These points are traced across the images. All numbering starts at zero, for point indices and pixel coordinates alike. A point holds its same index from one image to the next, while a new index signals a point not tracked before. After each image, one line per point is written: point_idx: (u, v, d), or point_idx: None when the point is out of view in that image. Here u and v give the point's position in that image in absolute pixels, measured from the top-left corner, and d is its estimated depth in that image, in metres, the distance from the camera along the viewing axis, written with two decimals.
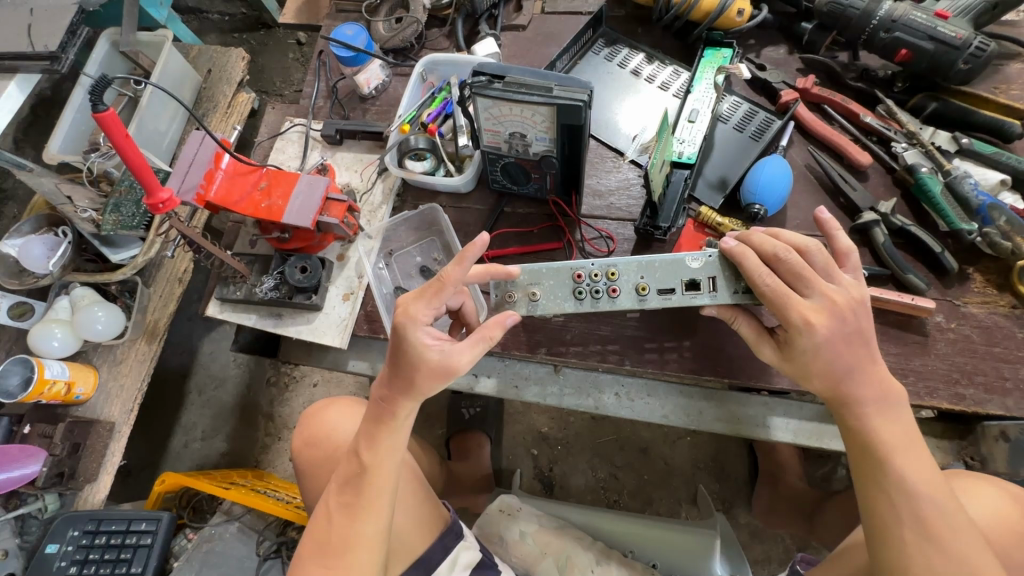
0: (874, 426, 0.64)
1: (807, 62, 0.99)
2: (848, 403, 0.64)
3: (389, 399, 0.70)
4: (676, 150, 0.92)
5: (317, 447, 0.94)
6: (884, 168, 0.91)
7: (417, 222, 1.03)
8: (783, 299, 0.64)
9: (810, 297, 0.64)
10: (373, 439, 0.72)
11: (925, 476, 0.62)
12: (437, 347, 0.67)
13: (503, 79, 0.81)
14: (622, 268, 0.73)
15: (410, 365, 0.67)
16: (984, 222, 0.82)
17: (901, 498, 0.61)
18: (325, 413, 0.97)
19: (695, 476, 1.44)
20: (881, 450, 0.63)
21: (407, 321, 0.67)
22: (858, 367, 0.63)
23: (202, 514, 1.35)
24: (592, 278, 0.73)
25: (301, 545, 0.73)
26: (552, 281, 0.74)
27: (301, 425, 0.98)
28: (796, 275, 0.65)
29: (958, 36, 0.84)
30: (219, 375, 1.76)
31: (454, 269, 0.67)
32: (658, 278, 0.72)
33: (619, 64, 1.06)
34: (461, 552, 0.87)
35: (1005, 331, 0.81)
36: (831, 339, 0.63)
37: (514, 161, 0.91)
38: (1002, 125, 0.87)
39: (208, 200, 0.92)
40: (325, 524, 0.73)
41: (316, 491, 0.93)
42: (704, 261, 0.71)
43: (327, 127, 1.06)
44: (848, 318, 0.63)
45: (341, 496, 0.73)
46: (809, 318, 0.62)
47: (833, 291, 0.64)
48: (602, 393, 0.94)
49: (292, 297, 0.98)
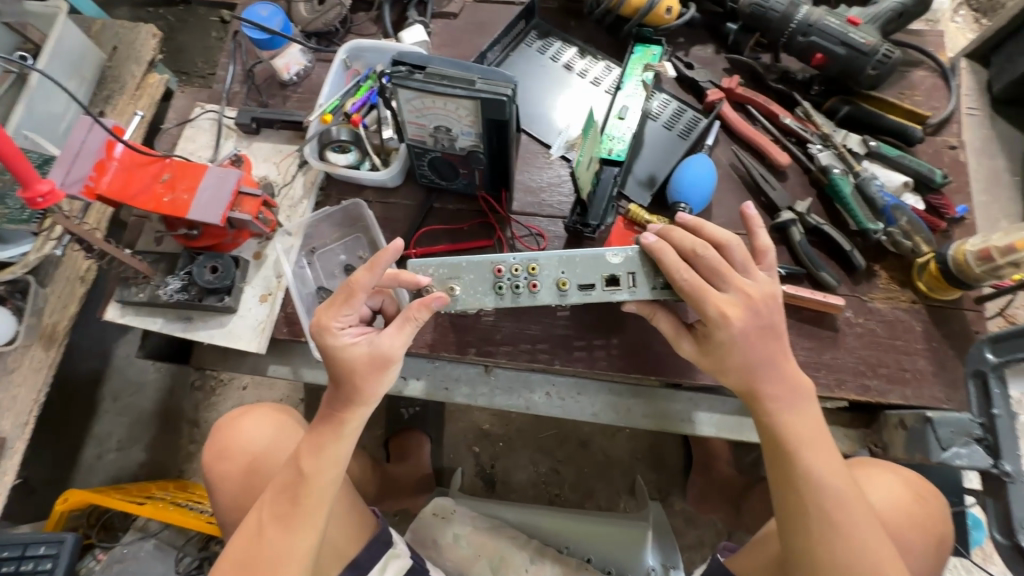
0: (784, 420, 0.65)
1: (732, 62, 1.00)
2: (759, 397, 0.66)
3: (329, 408, 0.67)
4: (607, 146, 0.93)
5: (232, 459, 0.87)
6: (802, 168, 0.94)
7: (340, 218, 0.97)
8: (700, 293, 0.64)
9: (725, 291, 0.65)
10: (319, 450, 0.67)
11: (830, 466, 0.64)
12: (361, 344, 0.65)
13: (424, 69, 0.77)
14: (544, 262, 0.70)
15: (346, 372, 0.65)
16: (889, 222, 0.86)
17: (807, 489, 0.63)
18: (240, 423, 0.90)
19: (633, 467, 1.48)
20: (792, 444, 0.65)
21: (320, 329, 0.64)
22: (771, 361, 0.65)
23: (113, 532, 1.25)
24: (512, 272, 0.69)
25: (221, 561, 0.67)
26: (472, 275, 0.70)
27: (212, 437, 0.89)
28: (713, 271, 0.65)
29: (867, 42, 0.87)
30: (136, 380, 1.65)
31: (365, 276, 0.63)
32: (579, 274, 0.69)
33: (551, 58, 1.04)
34: (390, 560, 0.83)
35: (907, 325, 0.86)
36: (745, 332, 0.64)
37: (440, 155, 0.88)
38: (906, 129, 0.91)
39: (99, 193, 0.83)
40: (252, 540, 0.67)
41: (232, 505, 0.86)
42: (625, 257, 0.69)
43: (242, 114, 0.99)
44: (762, 311, 0.64)
45: (275, 510, 0.67)
46: (725, 311, 0.63)
47: (749, 286, 0.65)
48: (532, 392, 0.93)
49: (202, 299, 0.90)
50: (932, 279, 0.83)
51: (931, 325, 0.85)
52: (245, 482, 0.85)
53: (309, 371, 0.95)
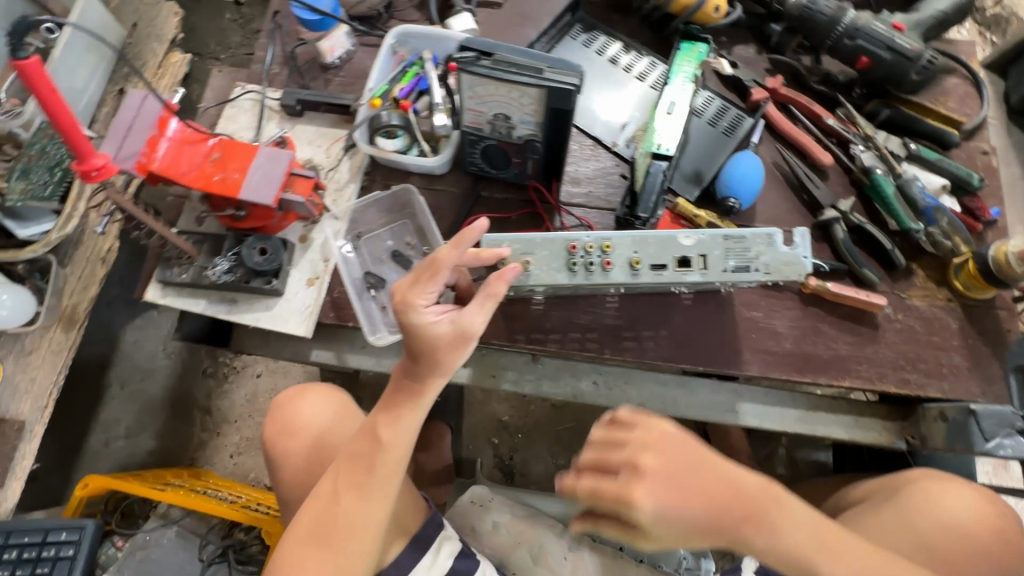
0: (778, 542, 0.64)
1: (774, 63, 1.02)
2: (748, 542, 0.64)
3: (411, 378, 0.69)
4: (654, 142, 0.91)
5: (287, 437, 0.86)
6: (842, 168, 0.96)
7: (388, 204, 0.97)
8: (627, 493, 0.60)
9: (626, 475, 0.61)
10: (400, 421, 0.69)
11: (837, 567, 0.64)
12: (444, 322, 0.66)
13: (491, 56, 0.77)
14: (617, 241, 0.72)
15: (429, 347, 0.66)
16: (928, 222, 0.89)
17: None
18: (300, 401, 0.89)
19: None
20: (802, 562, 0.64)
21: (405, 306, 0.66)
22: (728, 507, 0.62)
23: (132, 519, 1.24)
24: (586, 250, 0.72)
25: (291, 531, 0.68)
26: (545, 251, 0.72)
27: (270, 415, 0.88)
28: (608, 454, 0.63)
29: (912, 48, 0.90)
30: (145, 366, 1.61)
31: (449, 252, 0.65)
32: (651, 253, 0.72)
33: (597, 51, 1.05)
34: (443, 542, 0.83)
35: (943, 323, 0.89)
36: (678, 497, 0.60)
37: (495, 143, 0.88)
38: (943, 134, 0.95)
39: (151, 170, 0.81)
40: (326, 511, 0.68)
41: (290, 481, 0.84)
42: (697, 239, 0.71)
43: (287, 96, 0.98)
44: (674, 466, 0.61)
45: (352, 481, 0.68)
46: (643, 495, 0.60)
47: (650, 454, 0.62)
48: (579, 381, 0.94)
49: (249, 281, 0.89)
50: (969, 279, 0.87)
51: (967, 323, 0.88)
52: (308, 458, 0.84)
53: (353, 356, 0.94)
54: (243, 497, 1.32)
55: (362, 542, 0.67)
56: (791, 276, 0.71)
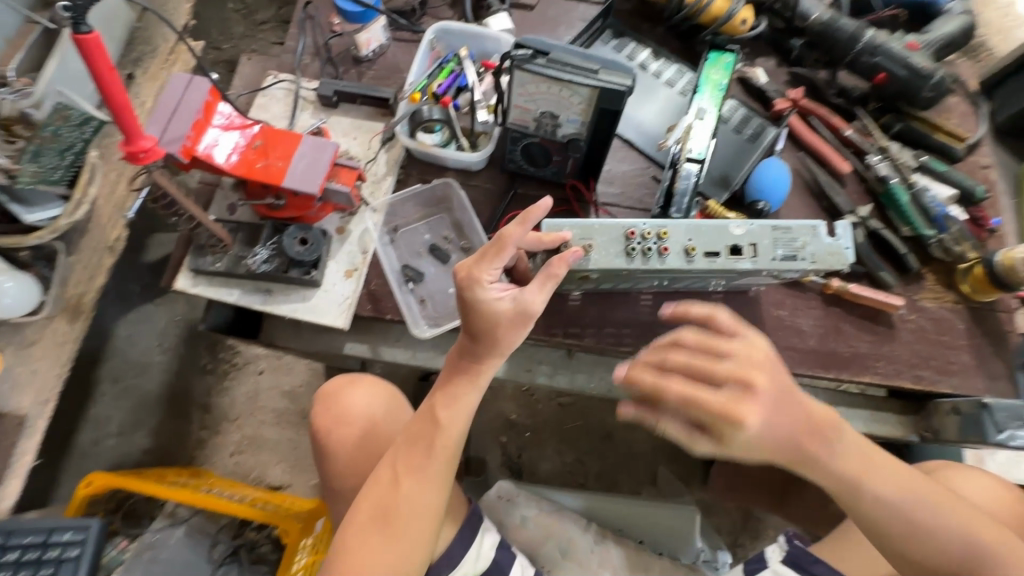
0: (834, 464, 0.69)
1: (794, 75, 1.08)
2: (809, 458, 0.69)
3: (467, 358, 0.71)
4: (687, 146, 0.94)
5: (339, 427, 0.86)
6: (858, 177, 1.02)
7: (425, 198, 0.97)
8: (692, 395, 0.65)
9: (722, 387, 0.65)
10: (459, 401, 0.70)
11: (891, 486, 0.70)
12: (505, 299, 0.67)
13: (546, 55, 0.79)
14: (672, 230, 0.77)
15: (491, 324, 0.67)
16: (940, 229, 0.95)
17: (880, 516, 0.70)
18: (348, 394, 0.88)
19: (655, 459, 1.53)
20: (853, 482, 0.70)
21: (471, 282, 0.66)
22: (797, 428, 0.67)
23: (137, 518, 1.20)
24: (644, 237, 0.76)
25: (354, 514, 0.70)
26: (604, 237, 0.76)
27: (319, 406, 0.88)
28: (695, 369, 0.66)
29: (926, 67, 0.97)
30: (140, 362, 1.55)
31: (516, 229, 0.66)
32: (704, 241, 0.77)
33: (627, 57, 1.08)
34: (484, 535, 0.85)
35: (951, 323, 0.95)
36: (760, 412, 0.65)
37: (538, 141, 0.90)
38: (949, 149, 1.01)
39: (195, 154, 0.79)
40: (387, 494, 0.69)
41: (344, 470, 0.85)
42: (747, 229, 0.78)
43: (324, 87, 0.97)
44: (768, 390, 0.65)
45: (412, 462, 0.70)
46: (742, 415, 0.64)
47: (738, 369, 0.65)
48: (613, 376, 0.96)
49: (287, 271, 0.88)
50: (976, 283, 0.92)
51: (973, 323, 0.94)
52: (364, 447, 0.85)
53: (388, 349, 0.93)
54: (251, 496, 1.28)
55: (424, 524, 0.68)
56: (833, 265, 0.77)
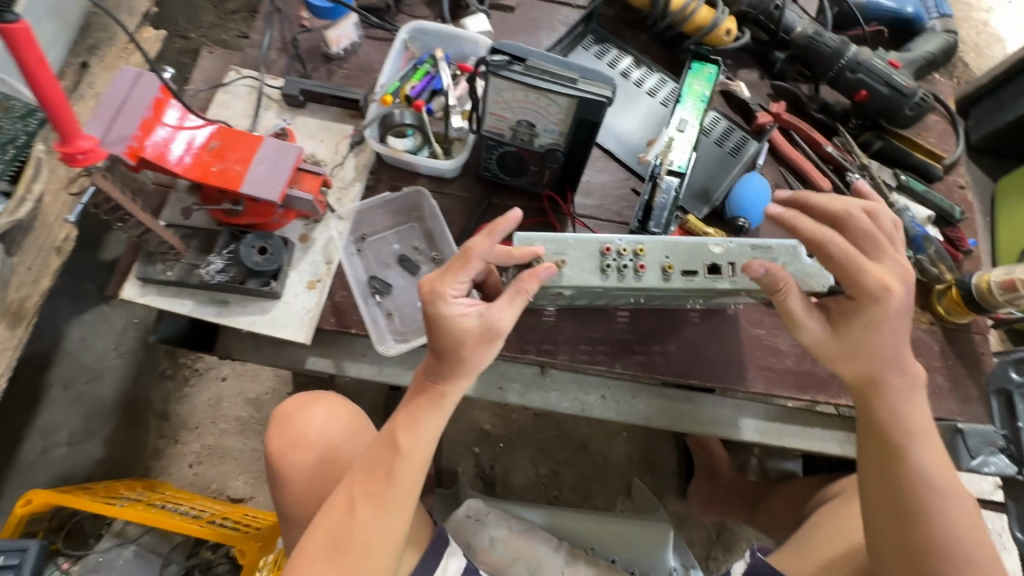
0: (898, 413, 0.70)
1: (777, 88, 1.06)
2: (877, 387, 0.70)
3: (431, 378, 0.66)
4: (668, 159, 0.91)
5: (295, 450, 0.82)
6: (838, 194, 1.00)
7: (396, 206, 0.93)
8: (856, 258, 0.67)
9: (879, 262, 0.68)
10: (424, 426, 0.66)
11: (936, 460, 0.69)
12: (470, 316, 0.63)
13: (523, 61, 0.75)
14: (649, 246, 0.74)
15: (455, 342, 0.63)
16: (918, 250, 0.94)
17: (915, 478, 0.68)
18: (311, 413, 0.84)
19: (630, 469, 1.52)
20: (901, 439, 0.69)
21: (433, 296, 0.63)
22: (900, 348, 0.69)
23: (82, 538, 1.12)
24: (619, 253, 0.73)
25: (307, 542, 0.64)
26: (579, 253, 0.73)
27: (279, 427, 0.84)
28: (864, 239, 0.69)
29: (907, 85, 0.96)
30: (93, 367, 1.46)
31: (483, 241, 0.64)
32: (683, 258, 0.74)
33: (609, 64, 1.05)
34: (449, 560, 0.81)
35: (926, 344, 0.93)
36: (902, 304, 0.67)
37: (514, 150, 0.86)
38: (928, 168, 1.01)
39: (143, 156, 0.74)
40: (342, 523, 0.64)
41: (297, 496, 0.80)
42: (727, 247, 0.74)
43: (289, 85, 0.92)
44: (908, 287, 0.68)
45: (371, 490, 0.65)
46: (887, 283, 0.67)
47: (901, 257, 0.69)
48: (587, 394, 0.93)
49: (244, 281, 0.82)
50: (951, 304, 0.92)
51: (947, 345, 0.93)
52: (320, 473, 0.80)
53: (351, 364, 0.88)
54: (207, 511, 1.22)
55: (378, 559, 0.63)
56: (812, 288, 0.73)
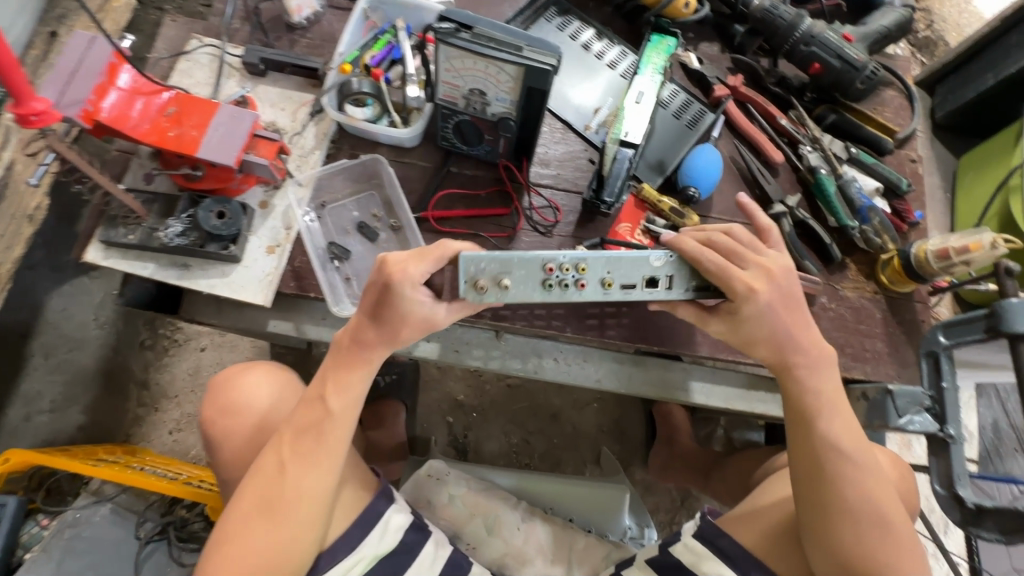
0: (808, 386, 0.75)
1: (735, 62, 1.07)
2: (788, 369, 0.75)
3: (359, 340, 0.72)
4: (622, 129, 0.93)
5: (224, 417, 0.85)
6: (791, 167, 1.03)
7: (355, 173, 0.95)
8: (725, 270, 0.72)
9: (747, 269, 0.73)
10: (342, 385, 0.72)
11: (847, 432, 0.73)
12: (425, 304, 0.70)
13: (470, 29, 0.77)
14: (592, 262, 0.73)
15: (399, 318, 0.70)
16: (863, 221, 0.97)
17: (832, 451, 0.72)
18: (241, 378, 0.87)
19: (599, 439, 1.56)
20: (813, 411, 0.74)
21: (404, 280, 0.69)
22: (795, 331, 0.74)
23: (60, 496, 1.17)
24: (562, 270, 0.72)
25: (239, 503, 0.69)
26: (522, 271, 0.71)
27: (211, 392, 0.87)
28: (732, 253, 0.74)
29: (858, 58, 0.98)
30: (74, 336, 1.49)
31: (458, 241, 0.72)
32: (621, 271, 0.73)
33: (571, 36, 1.05)
34: (392, 516, 0.83)
35: (868, 312, 0.97)
36: (770, 303, 0.72)
37: (468, 119, 0.88)
38: (879, 141, 1.03)
39: (98, 119, 0.75)
40: (264, 478, 0.69)
41: (230, 460, 0.84)
42: (664, 261, 0.74)
43: (249, 54, 0.93)
44: (780, 282, 0.73)
45: (293, 450, 0.70)
46: (750, 286, 0.72)
47: (766, 261, 0.74)
48: (542, 358, 0.97)
49: (204, 245, 0.85)
50: (893, 274, 0.95)
51: (889, 312, 0.97)
52: (253, 440, 0.83)
53: (312, 328, 0.92)
54: (183, 473, 1.26)
55: (309, 511, 0.69)
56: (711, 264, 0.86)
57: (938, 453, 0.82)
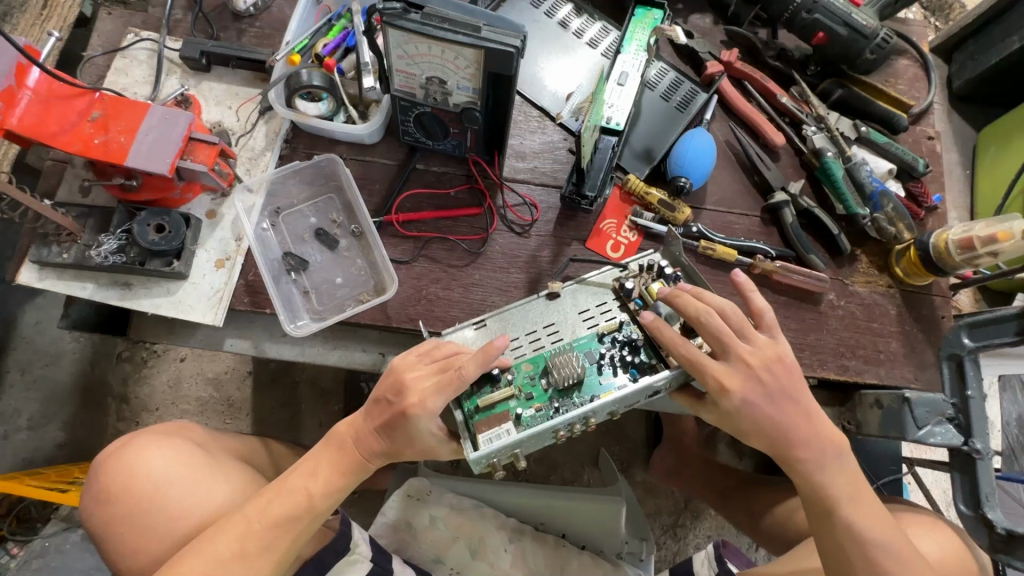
0: (820, 480, 0.68)
1: (730, 35, 0.97)
2: (789, 461, 0.68)
3: (362, 440, 0.70)
4: (604, 115, 0.85)
5: (117, 502, 0.73)
6: (793, 150, 0.93)
7: (310, 175, 0.88)
8: (698, 365, 0.66)
9: (726, 361, 0.67)
10: (326, 474, 0.69)
11: (872, 521, 0.67)
12: (435, 435, 0.68)
13: (421, 9, 0.68)
14: (598, 410, 0.68)
15: (408, 440, 0.68)
16: (875, 208, 0.88)
17: (852, 544, 0.66)
18: (144, 447, 0.75)
19: (597, 441, 1.47)
20: (831, 500, 0.68)
21: (422, 413, 0.65)
22: (789, 421, 0.67)
23: (29, 523, 1.12)
24: (571, 428, 0.68)
25: None
26: (532, 442, 0.67)
27: (109, 463, 0.75)
28: (718, 338, 0.67)
29: (868, 25, 0.87)
30: (49, 351, 1.43)
31: (474, 368, 0.63)
32: (627, 402, 0.70)
33: (546, 13, 0.95)
34: (347, 567, 0.80)
35: (881, 309, 0.88)
36: (745, 400, 0.66)
37: (430, 111, 0.79)
38: (893, 117, 0.92)
39: (9, 129, 0.68)
40: (215, 561, 0.64)
41: (127, 550, 0.72)
42: (667, 376, 0.69)
43: (188, 47, 0.85)
44: (764, 377, 0.66)
45: (262, 539, 0.66)
46: (724, 382, 0.65)
47: (747, 354, 0.67)
48: None
49: (145, 262, 0.78)
50: (910, 266, 0.86)
51: (905, 309, 0.88)
52: (158, 522, 0.72)
53: (272, 345, 0.84)
54: None
55: None
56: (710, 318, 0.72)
57: (962, 467, 0.74)
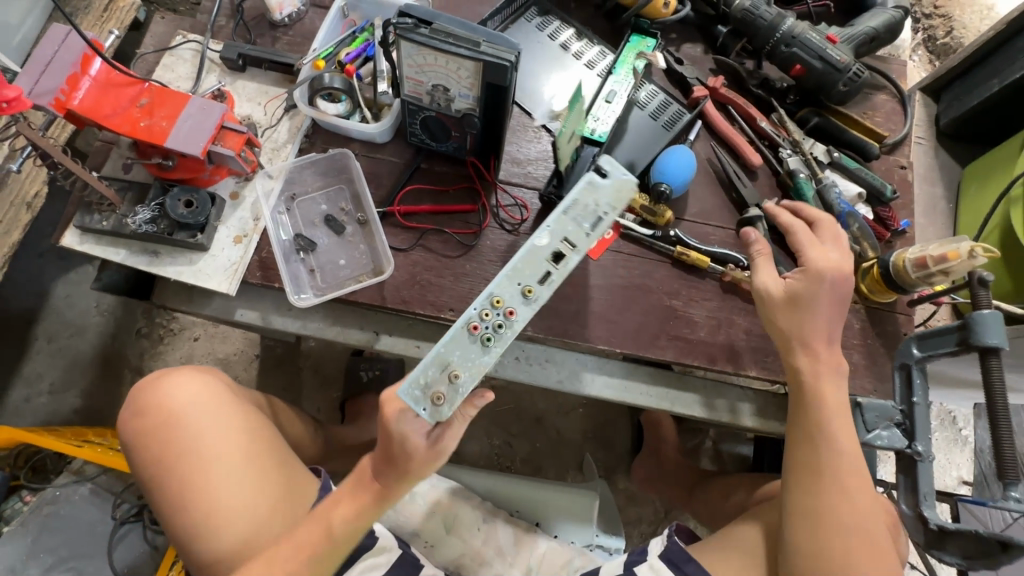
0: (818, 390, 0.77)
1: (718, 63, 1.05)
2: (808, 353, 0.78)
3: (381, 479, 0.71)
4: (590, 126, 0.95)
5: (151, 415, 0.81)
6: (770, 171, 1.00)
7: (324, 167, 0.98)
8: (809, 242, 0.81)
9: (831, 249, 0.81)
10: (347, 508, 0.71)
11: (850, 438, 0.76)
12: (420, 433, 0.67)
13: (429, 25, 0.78)
14: (498, 289, 0.68)
15: (402, 456, 0.67)
16: (842, 227, 0.94)
17: (827, 447, 0.76)
18: (178, 396, 0.82)
19: (583, 445, 1.52)
20: (819, 412, 0.77)
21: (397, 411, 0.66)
22: (831, 330, 0.78)
23: (44, 474, 1.22)
24: (483, 319, 0.67)
25: None
26: (457, 348, 0.67)
27: (148, 400, 0.81)
28: (826, 231, 0.83)
29: (841, 60, 0.95)
30: (76, 323, 1.54)
31: None
32: (529, 273, 0.69)
33: (549, 36, 1.05)
34: None
35: (846, 322, 0.93)
36: (833, 281, 0.78)
37: (434, 115, 0.89)
38: (864, 145, 0.99)
39: (70, 108, 0.78)
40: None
41: (160, 497, 0.79)
42: (547, 232, 0.69)
43: (228, 49, 0.96)
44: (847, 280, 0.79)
45: (286, 563, 0.70)
46: (825, 258, 0.79)
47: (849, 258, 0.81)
48: (503, 358, 0.95)
49: (173, 233, 0.87)
50: (873, 283, 0.91)
51: (868, 324, 0.93)
52: (187, 487, 0.78)
53: (278, 317, 0.93)
54: None
55: None
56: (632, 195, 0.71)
57: (906, 470, 0.78)
